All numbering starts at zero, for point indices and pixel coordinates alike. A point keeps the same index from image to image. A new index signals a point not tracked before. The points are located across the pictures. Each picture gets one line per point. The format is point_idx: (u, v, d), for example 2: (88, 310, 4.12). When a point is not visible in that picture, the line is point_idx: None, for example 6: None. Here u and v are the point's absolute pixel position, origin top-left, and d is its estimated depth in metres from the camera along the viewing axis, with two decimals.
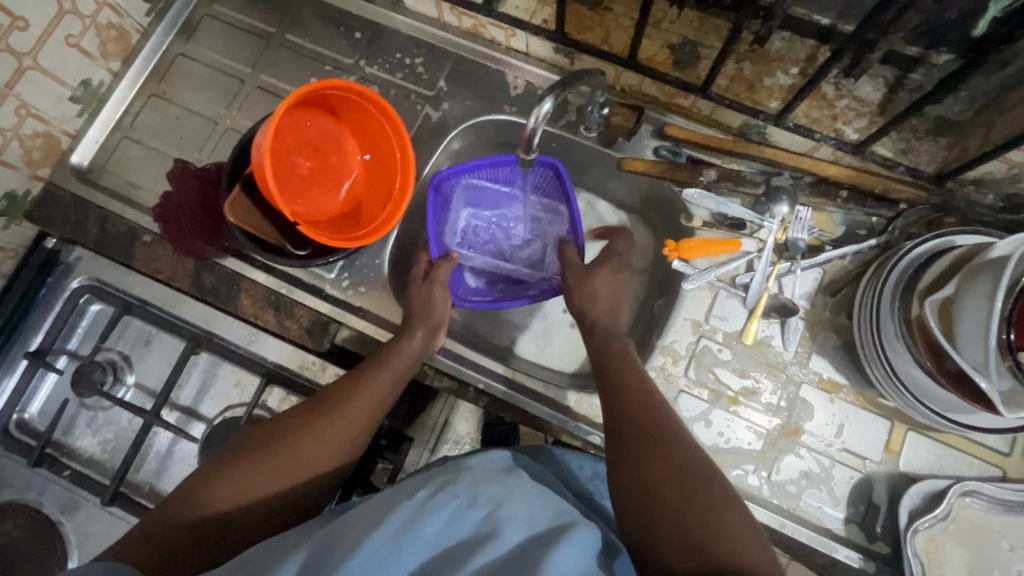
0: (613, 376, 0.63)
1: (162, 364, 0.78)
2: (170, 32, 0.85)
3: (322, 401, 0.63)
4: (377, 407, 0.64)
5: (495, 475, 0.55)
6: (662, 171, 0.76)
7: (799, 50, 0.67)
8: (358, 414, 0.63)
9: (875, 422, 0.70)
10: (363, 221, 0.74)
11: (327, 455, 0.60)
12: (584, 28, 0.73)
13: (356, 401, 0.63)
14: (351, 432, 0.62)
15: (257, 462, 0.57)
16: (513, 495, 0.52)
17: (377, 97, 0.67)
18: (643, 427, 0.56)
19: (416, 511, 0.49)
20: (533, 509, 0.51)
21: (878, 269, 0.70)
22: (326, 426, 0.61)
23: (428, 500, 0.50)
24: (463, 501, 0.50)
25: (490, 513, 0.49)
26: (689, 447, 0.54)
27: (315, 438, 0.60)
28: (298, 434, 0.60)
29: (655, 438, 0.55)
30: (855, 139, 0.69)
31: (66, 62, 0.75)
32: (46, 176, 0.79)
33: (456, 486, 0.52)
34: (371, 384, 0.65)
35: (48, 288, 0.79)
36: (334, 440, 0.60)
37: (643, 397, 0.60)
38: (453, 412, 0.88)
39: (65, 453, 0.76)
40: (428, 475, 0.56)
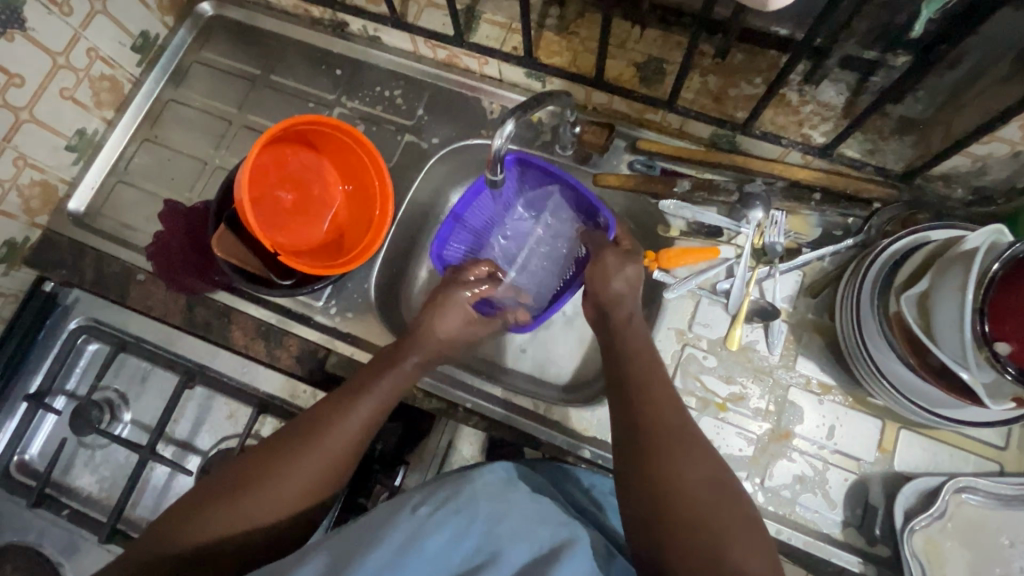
0: (634, 374, 0.61)
1: (157, 399, 0.80)
2: (160, 79, 0.89)
3: (303, 430, 0.59)
4: (366, 425, 0.60)
5: (493, 484, 0.56)
6: (637, 185, 0.78)
7: (761, 62, 0.70)
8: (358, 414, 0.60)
9: (866, 422, 0.70)
10: (347, 247, 0.76)
11: (318, 484, 0.57)
12: (552, 52, 0.76)
13: (338, 430, 0.59)
14: (332, 464, 0.58)
15: (262, 482, 0.55)
16: (512, 511, 0.53)
17: (353, 130, 0.70)
18: (668, 422, 0.56)
19: (417, 528, 0.49)
20: (530, 523, 0.52)
21: (856, 269, 0.70)
22: (306, 458, 0.57)
23: (429, 518, 0.50)
24: (465, 518, 0.51)
25: (491, 530, 0.50)
26: (708, 472, 0.53)
27: (301, 458, 0.56)
28: (279, 462, 0.56)
29: (671, 449, 0.54)
30: (822, 142, 0.71)
31: (61, 114, 0.79)
32: (44, 224, 0.82)
33: (457, 500, 0.53)
34: (373, 380, 0.63)
35: (47, 330, 0.81)
36: (337, 445, 0.58)
37: (667, 403, 0.58)
38: (458, 435, 0.80)
39: (63, 492, 0.77)
40: (429, 487, 0.56)
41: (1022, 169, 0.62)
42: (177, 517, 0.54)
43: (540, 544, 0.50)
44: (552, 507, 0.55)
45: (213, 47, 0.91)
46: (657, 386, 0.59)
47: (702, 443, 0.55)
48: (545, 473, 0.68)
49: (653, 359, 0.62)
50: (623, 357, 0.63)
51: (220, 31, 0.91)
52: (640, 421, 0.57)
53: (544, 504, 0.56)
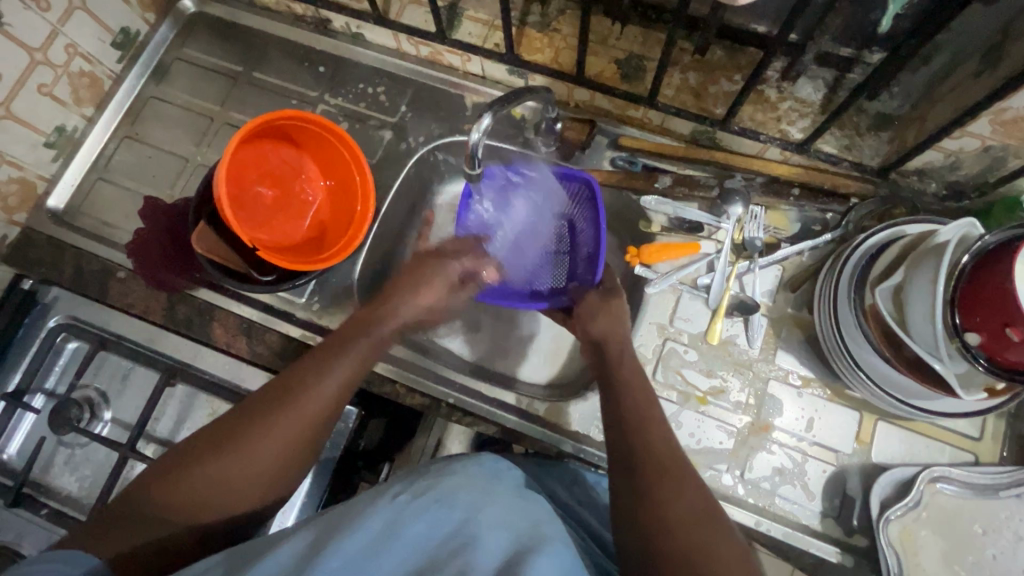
0: (626, 393, 0.61)
1: (139, 397, 0.79)
2: (142, 76, 0.89)
3: (282, 391, 0.57)
4: (348, 388, 0.60)
5: (473, 477, 0.56)
6: (618, 181, 0.78)
7: (740, 59, 0.71)
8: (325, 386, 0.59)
9: (844, 414, 0.70)
10: (328, 243, 0.76)
11: (299, 448, 0.56)
12: (534, 48, 0.77)
13: (317, 393, 0.57)
14: (312, 428, 0.57)
15: (224, 454, 0.53)
16: (489, 502, 0.53)
17: (333, 124, 0.70)
18: (656, 446, 0.55)
19: (396, 515, 0.50)
20: (509, 516, 0.52)
21: (834, 263, 0.71)
22: (283, 423, 0.55)
23: (407, 506, 0.51)
24: (442, 505, 0.51)
25: (469, 516, 0.50)
26: (693, 494, 0.52)
27: (282, 422, 0.55)
28: (256, 426, 0.55)
29: (660, 479, 0.52)
30: (800, 138, 0.72)
31: (40, 110, 0.78)
32: (22, 221, 0.82)
33: (436, 489, 0.53)
34: (333, 369, 0.59)
35: (26, 328, 0.80)
36: (304, 421, 0.56)
37: (660, 423, 0.57)
38: (446, 433, 0.85)
39: (43, 492, 0.76)
40: (410, 479, 0.56)
41: (993, 163, 0.63)
42: (131, 495, 0.53)
43: (521, 535, 0.50)
44: (536, 505, 0.56)
45: (195, 43, 0.90)
46: (647, 408, 0.59)
47: (694, 475, 0.53)
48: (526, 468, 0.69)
49: (646, 389, 0.61)
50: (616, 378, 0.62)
51: (202, 28, 0.91)
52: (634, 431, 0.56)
53: (531, 502, 0.56)
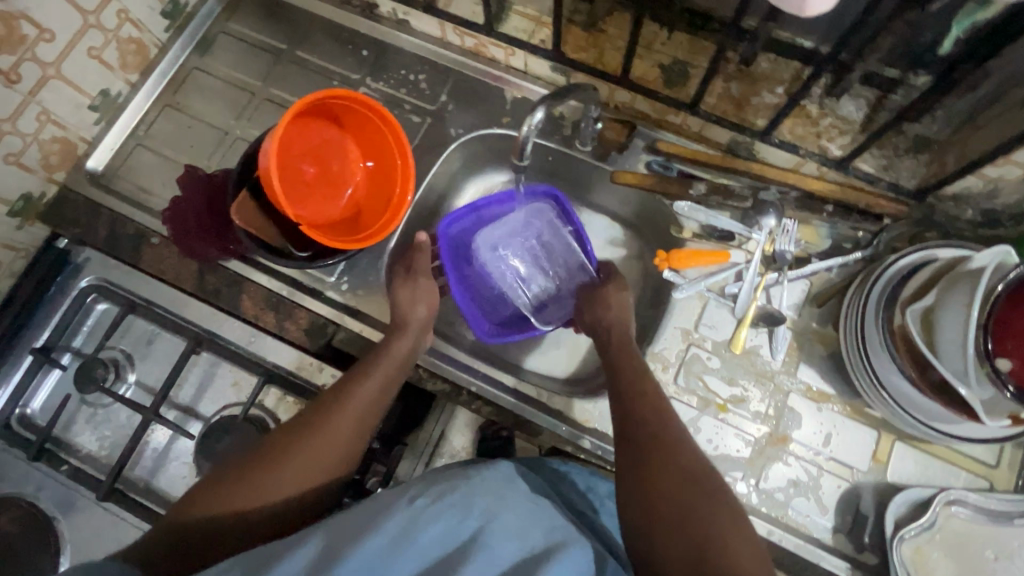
0: (646, 396, 0.64)
1: (163, 363, 0.80)
2: (186, 46, 0.90)
3: (314, 413, 0.63)
4: (375, 410, 0.66)
5: (489, 480, 0.57)
6: (652, 184, 0.79)
7: (785, 71, 0.66)
8: (345, 427, 0.63)
9: (862, 431, 0.71)
10: (364, 225, 0.77)
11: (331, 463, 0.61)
12: (579, 47, 0.77)
13: (346, 414, 0.63)
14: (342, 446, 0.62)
15: (246, 484, 0.57)
16: (504, 509, 0.54)
17: (381, 107, 0.71)
18: (655, 425, 0.61)
19: (412, 519, 0.50)
20: (524, 524, 0.53)
21: (863, 281, 0.71)
22: (315, 441, 0.61)
23: (425, 509, 0.51)
24: (458, 511, 0.52)
25: (484, 524, 0.51)
26: (693, 464, 0.58)
27: (314, 441, 0.61)
28: (293, 445, 0.60)
29: (661, 454, 0.58)
30: (839, 155, 0.72)
31: (87, 73, 0.79)
32: (61, 181, 0.82)
33: (453, 493, 0.53)
34: (358, 393, 0.65)
35: (57, 286, 0.81)
36: (335, 438, 0.62)
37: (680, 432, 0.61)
38: (449, 425, 0.87)
39: (63, 448, 0.77)
40: (425, 479, 0.57)
41: None
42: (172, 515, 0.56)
43: (532, 546, 0.51)
44: (548, 510, 0.57)
45: (241, 18, 0.91)
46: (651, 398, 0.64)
47: (691, 449, 0.59)
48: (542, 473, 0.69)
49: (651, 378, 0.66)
50: (638, 383, 0.66)
51: (249, 3, 0.91)
52: (650, 441, 0.60)
53: (543, 507, 0.57)
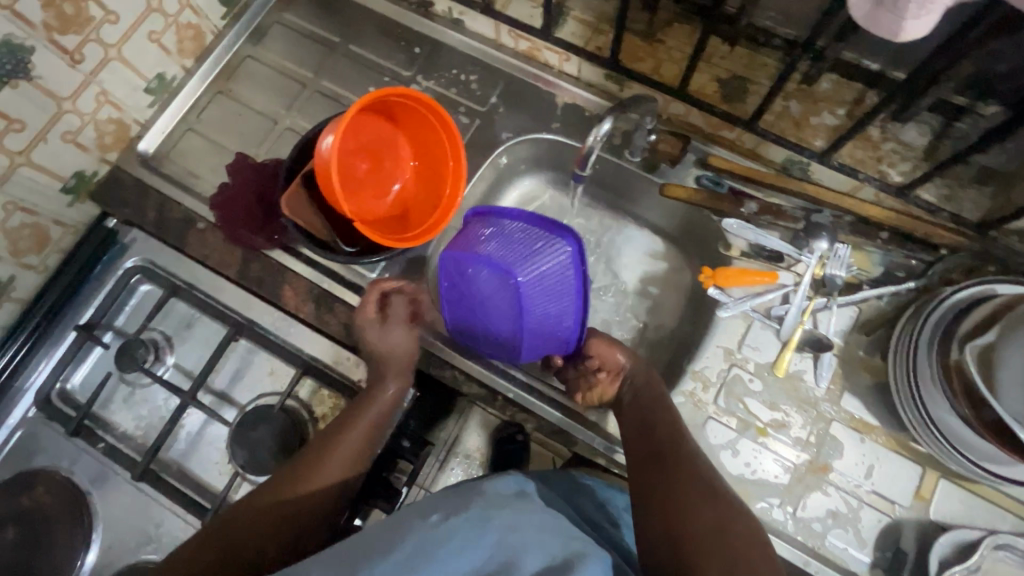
0: (658, 430, 0.65)
1: (201, 347, 0.80)
2: (241, 34, 0.90)
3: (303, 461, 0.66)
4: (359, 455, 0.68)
5: (507, 499, 0.56)
6: (700, 201, 0.77)
7: (846, 92, 0.68)
8: (331, 474, 0.65)
9: (906, 466, 0.69)
10: (412, 224, 0.77)
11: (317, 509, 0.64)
12: (637, 56, 0.76)
13: (332, 460, 0.66)
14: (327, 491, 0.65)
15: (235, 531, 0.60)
16: (522, 521, 0.53)
17: (442, 109, 0.71)
18: (676, 453, 0.62)
19: (429, 535, 0.49)
20: (542, 536, 0.51)
21: (916, 312, 0.69)
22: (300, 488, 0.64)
23: (441, 523, 0.50)
24: (475, 526, 0.51)
25: (502, 539, 0.50)
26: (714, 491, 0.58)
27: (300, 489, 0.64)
28: (283, 493, 0.63)
29: (682, 479, 0.59)
30: (899, 181, 0.71)
31: (145, 55, 0.80)
32: (112, 161, 0.84)
33: (469, 510, 0.53)
34: (344, 438, 0.68)
35: (104, 265, 0.82)
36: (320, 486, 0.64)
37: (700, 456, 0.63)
38: (465, 430, 0.99)
39: (100, 426, 0.78)
40: (439, 495, 0.56)
41: None
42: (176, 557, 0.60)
43: (551, 555, 0.50)
44: (564, 522, 0.55)
45: (296, 9, 0.91)
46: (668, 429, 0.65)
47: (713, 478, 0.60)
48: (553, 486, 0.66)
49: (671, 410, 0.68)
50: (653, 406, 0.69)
51: None
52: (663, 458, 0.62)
53: (558, 519, 0.56)
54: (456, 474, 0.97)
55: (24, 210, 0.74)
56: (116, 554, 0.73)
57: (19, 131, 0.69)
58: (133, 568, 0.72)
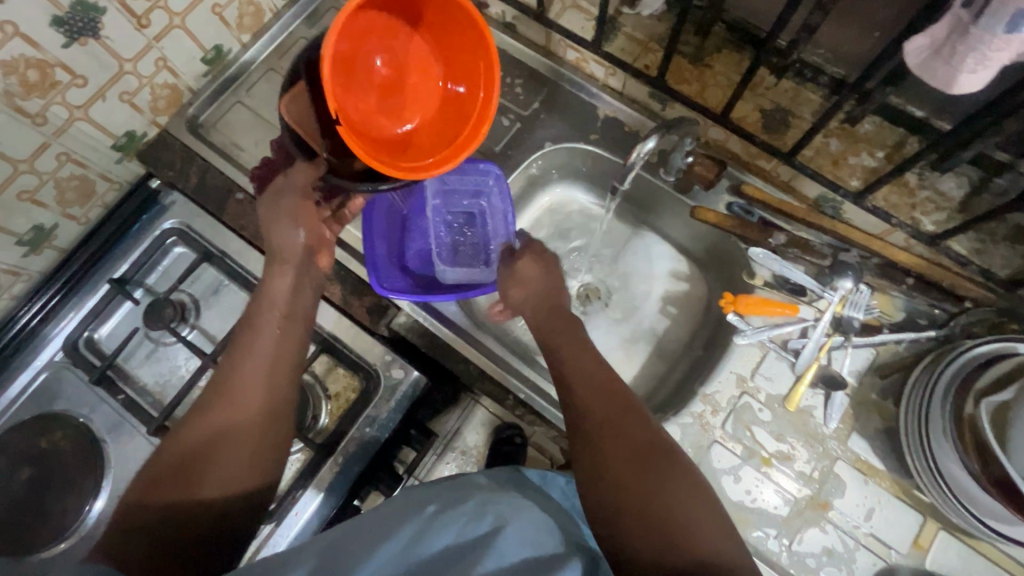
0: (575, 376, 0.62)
1: (227, 314, 0.83)
2: (299, 16, 0.92)
3: (211, 397, 0.58)
4: (282, 366, 0.61)
5: (503, 496, 0.56)
6: (732, 226, 0.78)
7: (887, 136, 0.69)
8: (255, 396, 0.58)
9: (907, 514, 0.70)
10: (416, 154, 0.63)
11: (261, 435, 0.57)
12: (682, 78, 0.77)
13: (248, 381, 0.58)
14: (259, 413, 0.57)
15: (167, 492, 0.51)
16: (516, 516, 0.52)
17: (477, 17, 0.57)
18: (605, 403, 0.59)
19: (423, 527, 0.51)
20: (535, 530, 0.51)
21: (934, 361, 0.70)
22: (225, 420, 0.56)
23: (436, 517, 0.52)
24: (469, 518, 0.52)
25: (495, 530, 0.50)
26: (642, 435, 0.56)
27: (225, 424, 0.56)
28: (209, 437, 0.54)
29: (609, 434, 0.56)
30: (931, 231, 0.71)
31: (207, 27, 0.82)
32: (162, 124, 0.86)
33: (463, 505, 0.54)
34: (253, 352, 0.60)
35: (143, 223, 0.85)
36: (252, 412, 0.57)
37: (603, 370, 0.63)
38: (467, 423, 0.99)
39: (122, 378, 0.80)
40: (434, 492, 0.58)
41: None
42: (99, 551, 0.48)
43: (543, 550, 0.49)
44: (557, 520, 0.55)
45: None
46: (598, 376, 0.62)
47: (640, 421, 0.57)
48: (552, 489, 0.66)
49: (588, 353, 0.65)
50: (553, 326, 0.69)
51: None
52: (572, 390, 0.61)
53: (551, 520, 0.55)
54: (449, 468, 0.98)
55: (76, 160, 0.78)
56: None
57: (81, 86, 0.72)
58: None
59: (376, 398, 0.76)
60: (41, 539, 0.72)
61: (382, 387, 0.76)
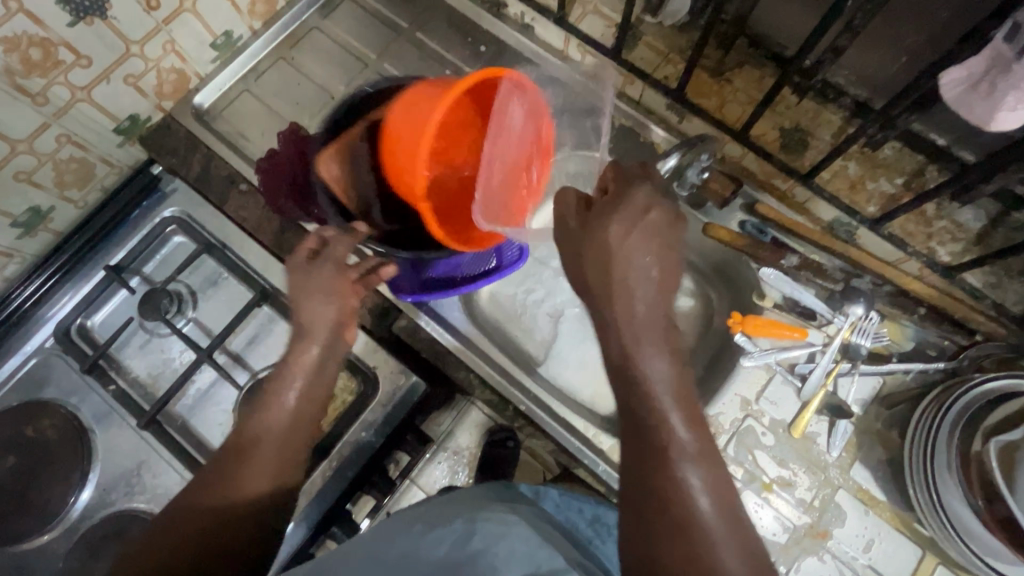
0: (654, 410, 0.49)
1: (225, 308, 0.81)
2: (312, 5, 0.90)
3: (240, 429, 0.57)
4: (309, 400, 0.59)
5: (492, 510, 0.55)
6: (744, 246, 0.76)
7: (907, 162, 0.68)
8: (276, 428, 0.57)
9: (905, 547, 0.70)
10: None
11: (277, 470, 0.55)
12: (703, 92, 0.76)
13: (274, 413, 0.57)
14: (281, 448, 0.56)
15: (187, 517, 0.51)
16: (513, 533, 0.51)
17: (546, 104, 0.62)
18: (680, 453, 0.47)
19: (414, 543, 0.50)
20: (532, 548, 0.49)
21: (943, 393, 0.68)
22: (248, 451, 0.55)
23: (424, 535, 0.51)
24: (461, 534, 0.51)
25: (486, 548, 0.49)
26: (716, 500, 0.46)
27: (248, 453, 0.55)
28: (232, 467, 0.54)
29: (672, 483, 0.46)
30: (947, 261, 0.69)
31: (218, 12, 0.80)
32: (167, 109, 0.84)
33: (452, 522, 0.53)
34: (283, 386, 0.59)
35: (143, 210, 0.84)
36: (275, 447, 0.56)
37: (678, 390, 0.49)
38: (461, 424, 0.99)
39: (114, 368, 0.78)
40: (426, 509, 0.56)
41: None
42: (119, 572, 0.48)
43: (539, 566, 0.47)
44: (554, 540, 0.53)
45: None
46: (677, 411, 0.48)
47: (722, 479, 0.47)
48: (548, 502, 0.65)
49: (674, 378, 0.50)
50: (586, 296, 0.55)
51: None
52: (633, 405, 0.50)
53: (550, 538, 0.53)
54: (441, 469, 0.97)
55: (76, 142, 0.76)
56: (109, 497, 0.73)
57: (84, 67, 0.70)
58: (125, 513, 0.72)
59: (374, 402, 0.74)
60: (27, 528, 0.72)
61: (380, 392, 0.75)
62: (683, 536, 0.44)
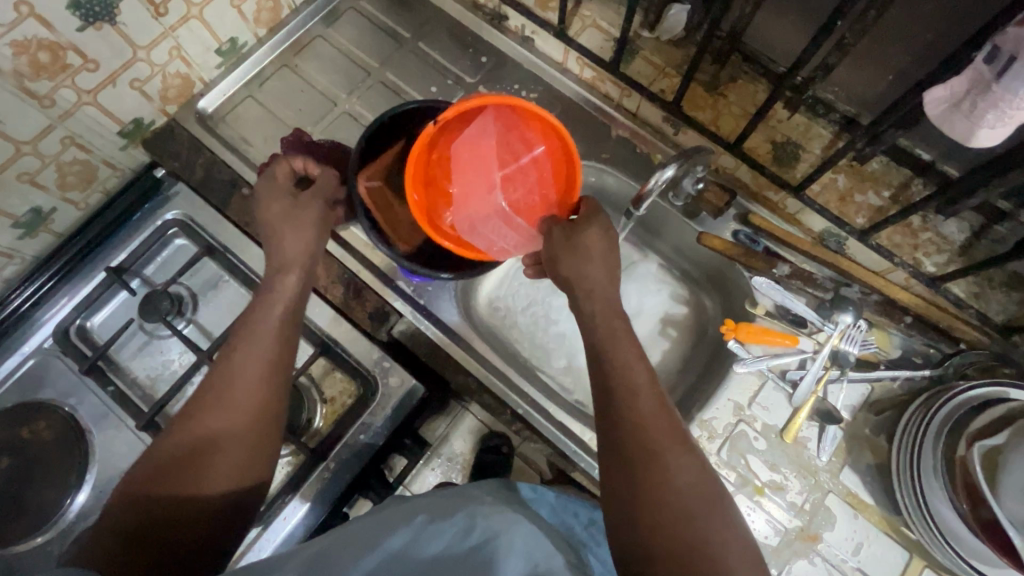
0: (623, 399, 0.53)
1: (225, 310, 0.81)
2: (316, 13, 0.92)
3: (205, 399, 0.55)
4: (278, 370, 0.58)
5: (491, 507, 0.56)
6: (736, 254, 0.78)
7: (894, 176, 0.71)
8: (245, 403, 0.55)
9: (893, 550, 0.72)
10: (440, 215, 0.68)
11: (249, 448, 0.54)
12: (697, 105, 0.78)
13: (240, 386, 0.55)
14: (250, 423, 0.55)
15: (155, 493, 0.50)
16: (514, 531, 0.52)
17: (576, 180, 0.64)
18: (649, 438, 0.51)
19: (413, 536, 0.51)
20: (531, 547, 0.50)
21: (928, 401, 0.70)
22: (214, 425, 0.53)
23: (426, 526, 0.51)
24: (459, 530, 0.51)
25: (486, 542, 0.49)
26: (688, 476, 0.50)
27: (217, 431, 0.53)
28: (199, 444, 0.52)
29: (647, 461, 0.50)
30: (933, 272, 0.71)
31: (224, 20, 0.81)
32: (171, 113, 0.85)
33: (454, 516, 0.53)
34: (247, 356, 0.57)
35: (144, 213, 0.84)
36: (247, 423, 0.54)
37: (644, 380, 0.54)
38: (455, 429, 0.99)
39: (112, 369, 0.78)
40: (426, 502, 0.57)
41: None
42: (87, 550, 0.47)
43: (535, 564, 0.48)
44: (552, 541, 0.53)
45: None
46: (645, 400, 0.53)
47: (692, 457, 0.51)
48: (544, 504, 0.66)
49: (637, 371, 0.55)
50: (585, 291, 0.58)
51: None
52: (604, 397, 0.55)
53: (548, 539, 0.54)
54: (434, 474, 0.97)
55: (81, 145, 0.76)
56: (106, 498, 0.73)
57: (92, 71, 0.71)
58: None
59: (373, 405, 0.75)
60: (15, 533, 0.70)
61: (379, 395, 0.75)
62: (662, 513, 0.48)
